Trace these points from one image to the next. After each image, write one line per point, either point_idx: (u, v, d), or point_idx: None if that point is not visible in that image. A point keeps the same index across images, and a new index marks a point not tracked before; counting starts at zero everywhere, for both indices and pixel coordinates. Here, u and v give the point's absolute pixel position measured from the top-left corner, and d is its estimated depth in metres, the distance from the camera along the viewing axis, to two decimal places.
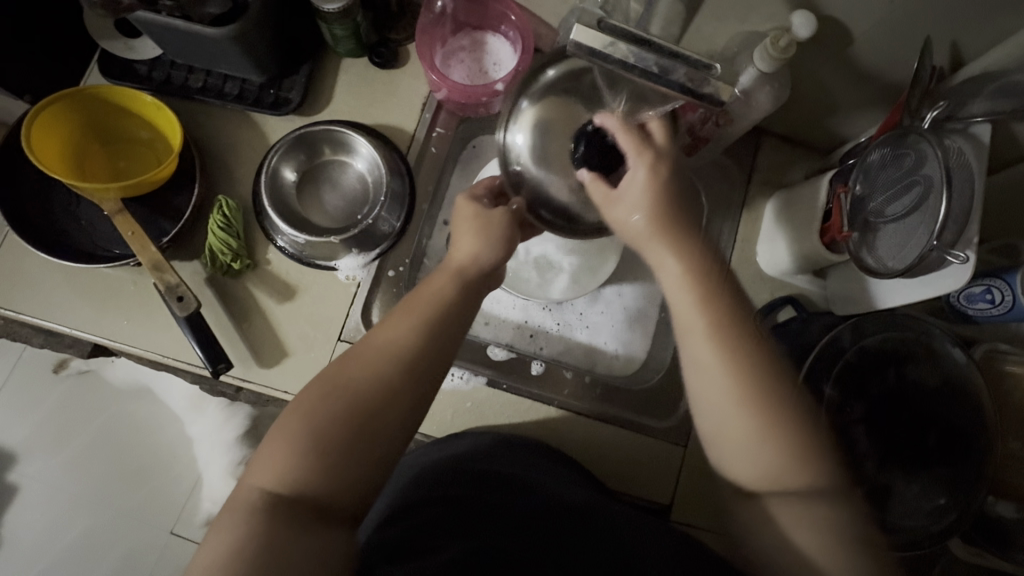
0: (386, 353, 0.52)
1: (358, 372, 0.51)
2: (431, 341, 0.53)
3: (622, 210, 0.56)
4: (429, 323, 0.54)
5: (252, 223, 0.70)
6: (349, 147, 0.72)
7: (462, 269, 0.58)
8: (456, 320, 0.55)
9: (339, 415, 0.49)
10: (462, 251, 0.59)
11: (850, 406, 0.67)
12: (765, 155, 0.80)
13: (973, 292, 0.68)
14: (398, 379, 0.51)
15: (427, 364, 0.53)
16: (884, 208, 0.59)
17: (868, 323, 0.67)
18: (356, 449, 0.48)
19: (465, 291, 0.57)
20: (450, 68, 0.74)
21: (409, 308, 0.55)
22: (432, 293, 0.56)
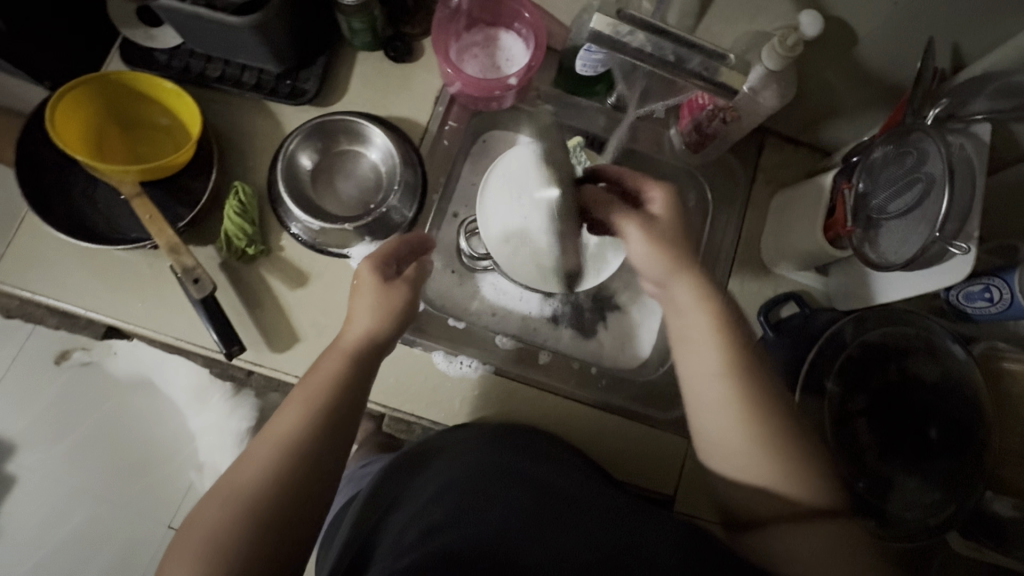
0: (278, 444, 0.56)
1: (250, 470, 0.55)
2: (321, 423, 0.57)
3: (649, 232, 0.63)
4: (318, 407, 0.58)
5: (266, 209, 0.71)
6: (364, 137, 0.74)
7: (357, 343, 0.61)
8: (340, 400, 0.59)
9: (238, 513, 0.52)
10: (358, 327, 0.62)
11: (849, 399, 0.69)
12: (768, 155, 0.81)
13: (972, 291, 0.70)
14: (290, 464, 0.55)
15: (317, 446, 0.56)
16: (887, 205, 0.60)
17: (872, 319, 0.69)
18: (265, 539, 0.52)
19: (359, 363, 0.61)
20: (464, 63, 0.76)
21: (301, 395, 0.58)
22: (320, 376, 0.59)
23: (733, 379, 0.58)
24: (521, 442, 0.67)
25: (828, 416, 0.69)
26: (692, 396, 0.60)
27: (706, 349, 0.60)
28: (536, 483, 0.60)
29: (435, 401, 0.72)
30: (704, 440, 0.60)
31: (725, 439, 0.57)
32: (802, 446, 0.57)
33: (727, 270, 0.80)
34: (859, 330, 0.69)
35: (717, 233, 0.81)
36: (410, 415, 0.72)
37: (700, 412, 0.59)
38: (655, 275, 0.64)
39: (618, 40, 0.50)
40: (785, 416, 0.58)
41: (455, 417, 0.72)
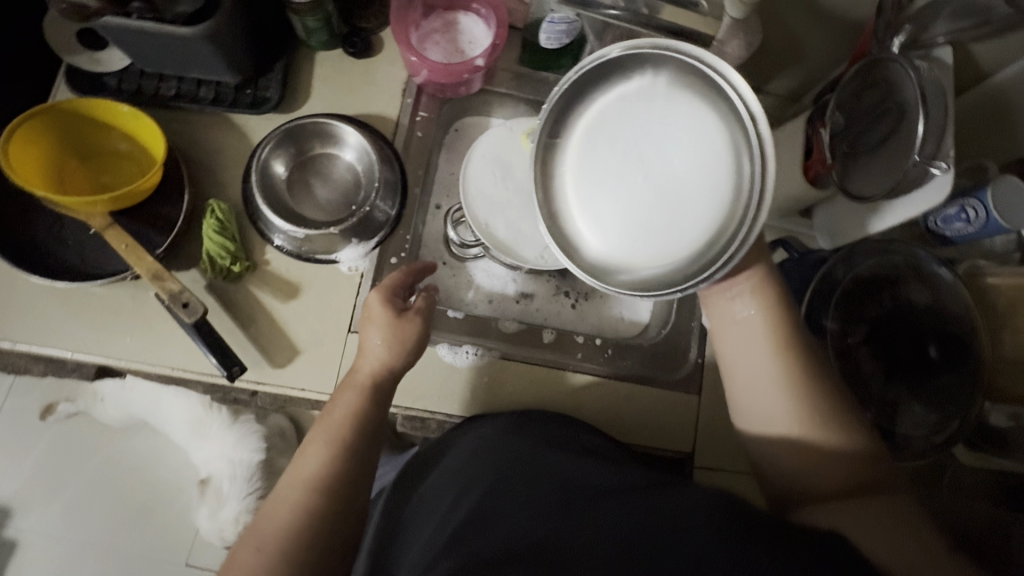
0: (307, 486, 0.55)
1: (278, 514, 0.53)
2: (346, 462, 0.57)
3: None
4: (344, 444, 0.57)
5: (247, 225, 0.69)
6: (336, 138, 0.72)
7: (373, 376, 0.61)
8: (366, 435, 0.59)
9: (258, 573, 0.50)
10: (375, 359, 0.62)
11: (852, 335, 0.71)
12: None
13: (949, 214, 0.71)
14: (322, 504, 0.54)
15: (347, 479, 0.56)
16: (862, 139, 0.62)
17: (858, 253, 0.71)
18: None
19: (374, 395, 0.61)
20: (427, 50, 0.75)
21: (323, 435, 0.58)
22: (339, 413, 0.59)
23: (775, 354, 0.58)
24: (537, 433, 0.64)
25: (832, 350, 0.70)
26: (734, 367, 0.60)
27: (754, 323, 0.59)
28: (559, 474, 0.56)
29: (445, 393, 0.71)
30: (748, 414, 0.59)
31: (762, 401, 0.58)
32: (817, 392, 0.57)
33: None
34: (857, 275, 0.71)
35: None
36: (423, 411, 0.71)
37: (749, 385, 0.59)
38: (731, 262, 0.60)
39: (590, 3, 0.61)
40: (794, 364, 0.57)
41: (469, 407, 0.72)
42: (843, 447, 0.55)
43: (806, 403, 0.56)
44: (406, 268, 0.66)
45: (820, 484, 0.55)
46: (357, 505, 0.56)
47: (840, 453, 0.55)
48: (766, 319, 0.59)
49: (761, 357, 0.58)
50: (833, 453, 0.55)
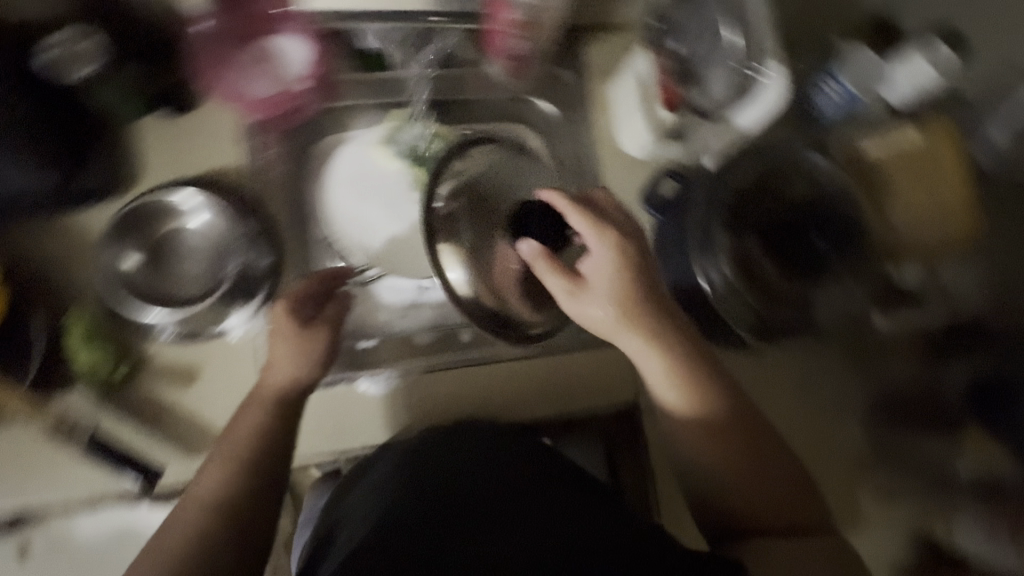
0: (207, 501, 0.54)
1: (172, 535, 0.52)
2: (251, 478, 0.56)
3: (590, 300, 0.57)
4: (246, 459, 0.57)
5: (118, 323, 0.65)
6: (180, 208, 0.68)
7: (278, 392, 0.60)
8: (274, 447, 0.59)
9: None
10: (283, 376, 0.61)
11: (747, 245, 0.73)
12: (591, 51, 0.81)
13: (819, 97, 0.76)
14: (224, 518, 0.53)
15: (253, 492, 0.56)
16: None
17: (739, 159, 0.73)
18: None
19: (282, 411, 0.60)
20: (251, 87, 0.70)
21: (225, 451, 0.57)
22: (241, 431, 0.58)
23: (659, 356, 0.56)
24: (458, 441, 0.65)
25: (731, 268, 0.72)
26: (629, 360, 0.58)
27: (632, 328, 0.57)
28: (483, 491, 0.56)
29: (383, 420, 0.72)
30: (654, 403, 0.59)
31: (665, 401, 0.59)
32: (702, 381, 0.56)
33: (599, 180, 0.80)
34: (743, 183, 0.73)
35: (577, 145, 0.81)
36: (362, 449, 0.72)
37: (649, 384, 0.58)
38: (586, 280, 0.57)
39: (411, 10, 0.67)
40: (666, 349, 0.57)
41: (410, 426, 0.72)
42: (737, 439, 0.56)
43: (698, 389, 0.57)
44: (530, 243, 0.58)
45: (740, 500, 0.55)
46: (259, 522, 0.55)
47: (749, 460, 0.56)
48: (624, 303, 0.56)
49: (656, 360, 0.56)
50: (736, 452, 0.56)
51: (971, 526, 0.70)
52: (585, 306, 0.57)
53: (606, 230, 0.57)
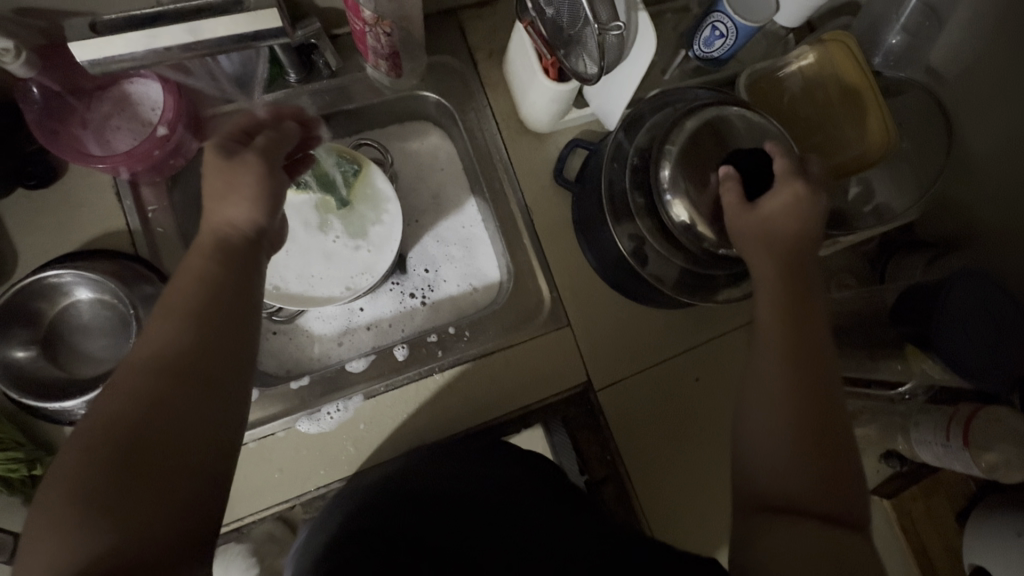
0: (147, 359, 0.43)
1: (125, 387, 0.42)
2: (200, 333, 0.44)
3: (760, 230, 0.56)
4: (198, 316, 0.45)
5: (27, 421, 0.61)
6: (65, 287, 0.62)
7: (217, 236, 0.48)
8: (224, 300, 0.46)
9: (92, 481, 0.38)
10: (230, 217, 0.48)
11: (690, 180, 0.62)
12: (470, 33, 0.77)
13: (705, 37, 0.73)
14: (168, 387, 0.42)
15: (208, 361, 0.44)
16: (569, 22, 0.63)
17: (638, 119, 0.69)
18: (116, 487, 0.38)
19: (233, 260, 0.48)
20: (113, 141, 0.65)
21: (166, 312, 0.45)
22: (187, 280, 0.46)
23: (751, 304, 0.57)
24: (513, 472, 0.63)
25: (682, 208, 0.61)
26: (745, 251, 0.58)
27: (787, 223, 0.56)
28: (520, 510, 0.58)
29: (330, 460, 0.68)
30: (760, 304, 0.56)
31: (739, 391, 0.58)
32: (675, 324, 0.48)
33: (507, 161, 0.77)
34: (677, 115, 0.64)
35: (478, 130, 0.78)
36: (317, 491, 0.68)
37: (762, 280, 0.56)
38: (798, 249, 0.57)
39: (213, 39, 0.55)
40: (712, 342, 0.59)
41: (359, 460, 0.69)
42: (812, 387, 0.51)
43: (800, 279, 0.56)
44: (729, 175, 0.58)
45: (779, 463, 0.50)
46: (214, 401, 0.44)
47: (812, 411, 0.51)
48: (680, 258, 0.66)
49: (788, 312, 0.54)
50: (799, 413, 0.50)
51: (930, 434, 0.67)
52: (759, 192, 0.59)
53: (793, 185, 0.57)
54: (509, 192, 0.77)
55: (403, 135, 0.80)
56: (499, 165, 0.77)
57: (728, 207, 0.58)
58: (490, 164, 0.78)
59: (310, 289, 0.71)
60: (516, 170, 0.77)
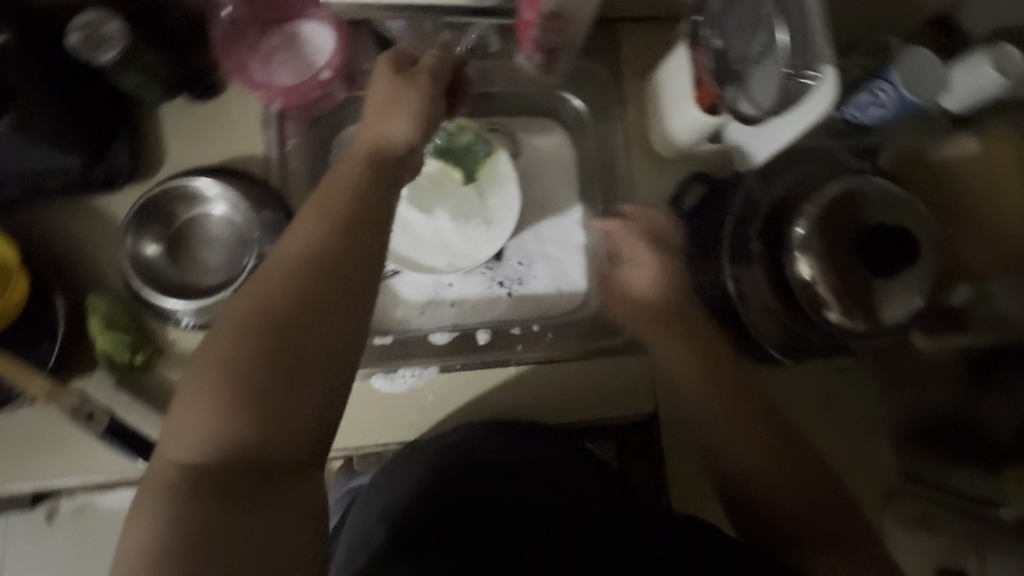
0: (290, 262, 0.48)
1: (264, 292, 0.46)
2: (338, 246, 0.48)
3: (847, 289, 0.60)
4: (340, 226, 0.49)
5: (139, 310, 0.65)
6: (201, 197, 0.67)
7: (373, 149, 0.53)
8: (360, 218, 0.50)
9: (242, 377, 0.44)
10: (387, 130, 0.53)
11: (827, 241, 0.61)
12: (624, 44, 0.77)
13: (861, 101, 0.69)
14: (303, 294, 0.46)
15: (337, 276, 0.47)
16: (744, 52, 0.60)
17: (773, 170, 0.69)
18: (253, 387, 0.44)
19: (381, 172, 0.52)
20: (275, 73, 0.69)
21: (318, 207, 0.50)
22: (339, 186, 0.51)
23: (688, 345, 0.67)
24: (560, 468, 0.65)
25: (809, 269, 0.61)
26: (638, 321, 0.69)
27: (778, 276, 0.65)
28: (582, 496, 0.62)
29: (393, 421, 0.70)
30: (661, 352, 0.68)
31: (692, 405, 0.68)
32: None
33: (628, 177, 0.78)
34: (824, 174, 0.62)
35: (606, 140, 0.78)
36: (374, 446, 0.70)
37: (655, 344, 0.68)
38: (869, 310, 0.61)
39: None
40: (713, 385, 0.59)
41: (421, 427, 0.71)
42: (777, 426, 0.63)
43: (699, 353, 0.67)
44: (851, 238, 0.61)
45: (760, 482, 0.61)
46: (340, 314, 0.47)
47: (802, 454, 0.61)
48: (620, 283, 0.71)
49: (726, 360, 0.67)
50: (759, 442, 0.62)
51: None
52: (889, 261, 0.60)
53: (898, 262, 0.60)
54: (621, 207, 0.77)
55: (526, 127, 0.78)
56: (620, 178, 0.78)
57: (839, 267, 0.60)
58: (610, 176, 0.78)
59: (413, 255, 0.73)
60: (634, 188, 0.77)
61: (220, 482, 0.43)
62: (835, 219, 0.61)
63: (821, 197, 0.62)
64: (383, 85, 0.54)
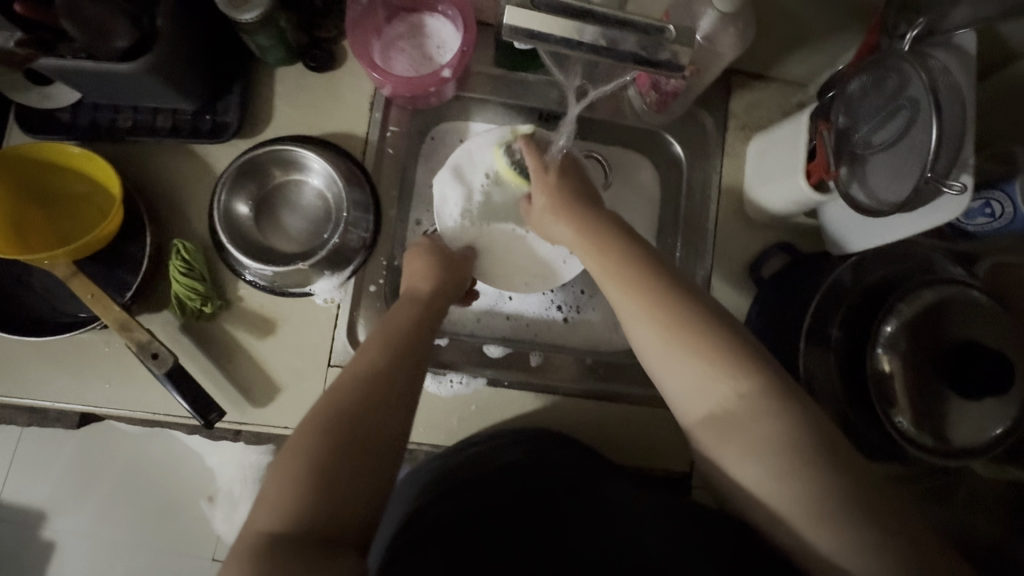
0: (361, 368, 0.51)
1: (340, 391, 0.50)
2: (405, 357, 0.53)
3: (917, 403, 0.60)
4: (405, 342, 0.54)
5: (216, 262, 0.66)
6: (300, 164, 0.68)
7: (427, 290, 0.61)
8: (419, 340, 0.56)
9: (316, 463, 0.45)
10: (414, 284, 0.62)
11: (912, 345, 0.60)
12: (738, 98, 0.75)
13: (971, 209, 0.66)
14: (377, 395, 0.50)
15: (403, 381, 0.52)
16: (871, 138, 0.56)
17: (869, 261, 0.66)
18: (331, 474, 0.45)
19: (430, 310, 0.59)
20: (392, 60, 0.69)
21: (382, 331, 0.55)
22: (398, 317, 0.57)
23: (730, 383, 0.49)
24: (579, 473, 0.60)
25: (888, 363, 0.61)
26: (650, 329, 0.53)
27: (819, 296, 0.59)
28: (612, 498, 0.57)
29: (431, 423, 0.70)
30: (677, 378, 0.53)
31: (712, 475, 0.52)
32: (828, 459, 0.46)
33: (713, 232, 0.75)
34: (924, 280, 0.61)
35: (698, 190, 0.76)
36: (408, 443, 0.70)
37: (671, 355, 0.52)
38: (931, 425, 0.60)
39: (538, 35, 0.49)
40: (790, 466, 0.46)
41: (456, 436, 0.71)
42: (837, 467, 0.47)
43: (729, 364, 0.50)
44: (923, 361, 0.60)
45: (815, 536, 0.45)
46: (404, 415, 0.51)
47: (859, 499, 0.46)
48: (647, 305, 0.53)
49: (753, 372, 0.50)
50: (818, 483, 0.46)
51: None
52: (978, 383, 0.57)
53: (991, 388, 0.57)
54: (698, 258, 0.75)
55: (620, 154, 0.77)
56: (703, 230, 0.75)
57: (907, 378, 0.60)
58: (695, 227, 0.76)
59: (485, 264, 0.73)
60: (715, 241, 0.75)
61: (301, 557, 0.41)
62: (910, 338, 0.60)
63: (915, 301, 0.61)
64: (426, 253, 0.65)
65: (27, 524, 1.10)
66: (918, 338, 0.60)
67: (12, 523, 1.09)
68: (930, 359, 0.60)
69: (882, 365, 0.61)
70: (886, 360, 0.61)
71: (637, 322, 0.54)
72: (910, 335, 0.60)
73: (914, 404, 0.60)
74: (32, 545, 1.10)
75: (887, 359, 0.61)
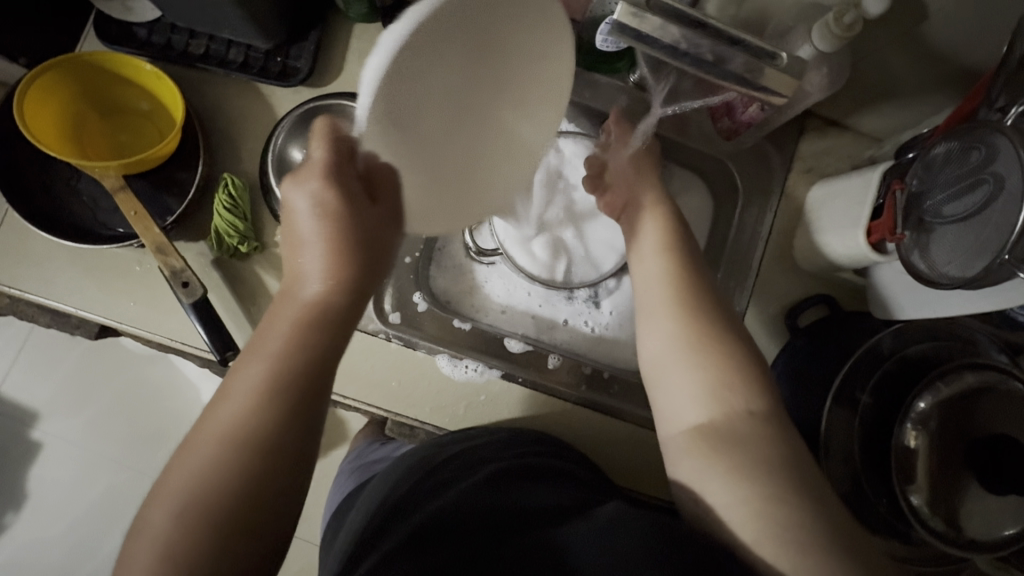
0: (225, 422, 0.45)
1: (198, 453, 0.44)
2: (274, 395, 0.45)
3: (939, 486, 0.59)
4: (280, 373, 0.46)
5: (259, 203, 0.66)
6: None
7: (319, 299, 0.49)
8: (298, 366, 0.47)
9: (177, 548, 0.41)
10: (311, 289, 0.49)
11: (941, 425, 0.59)
12: (808, 141, 0.74)
13: None
14: (236, 453, 0.43)
15: (273, 422, 0.45)
16: (943, 208, 0.54)
17: (910, 331, 0.64)
18: (195, 549, 0.41)
19: (318, 322, 0.49)
20: None
21: (253, 360, 0.47)
22: (274, 338, 0.48)
23: (746, 434, 0.48)
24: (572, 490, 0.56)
25: (914, 439, 0.59)
26: (680, 355, 0.53)
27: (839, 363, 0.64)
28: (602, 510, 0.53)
29: (438, 405, 0.70)
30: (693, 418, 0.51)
31: None
32: (847, 529, 0.44)
33: (754, 271, 0.73)
34: (966, 361, 0.59)
35: (748, 227, 0.75)
36: (410, 420, 0.70)
37: (699, 384, 0.51)
38: (950, 510, 0.58)
39: (647, 35, 0.48)
40: (810, 528, 0.43)
41: (459, 422, 0.70)
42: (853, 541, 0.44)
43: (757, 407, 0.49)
44: (950, 445, 0.59)
45: None
46: (272, 456, 0.44)
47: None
48: (683, 332, 0.53)
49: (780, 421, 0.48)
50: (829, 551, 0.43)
51: None
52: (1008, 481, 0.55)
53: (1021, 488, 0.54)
54: (736, 294, 0.73)
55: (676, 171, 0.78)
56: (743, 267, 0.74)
57: (935, 458, 0.59)
58: (736, 262, 0.74)
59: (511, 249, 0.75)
60: (757, 281, 0.73)
61: None
62: (939, 420, 0.59)
63: (954, 382, 0.59)
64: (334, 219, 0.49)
65: (21, 422, 1.11)
66: (947, 420, 0.59)
67: (8, 418, 1.11)
68: (958, 444, 0.59)
69: (906, 440, 0.59)
70: (912, 437, 0.59)
71: (689, 340, 0.53)
72: (942, 416, 0.59)
73: (933, 487, 0.58)
74: (22, 442, 1.12)
75: (911, 435, 0.59)
